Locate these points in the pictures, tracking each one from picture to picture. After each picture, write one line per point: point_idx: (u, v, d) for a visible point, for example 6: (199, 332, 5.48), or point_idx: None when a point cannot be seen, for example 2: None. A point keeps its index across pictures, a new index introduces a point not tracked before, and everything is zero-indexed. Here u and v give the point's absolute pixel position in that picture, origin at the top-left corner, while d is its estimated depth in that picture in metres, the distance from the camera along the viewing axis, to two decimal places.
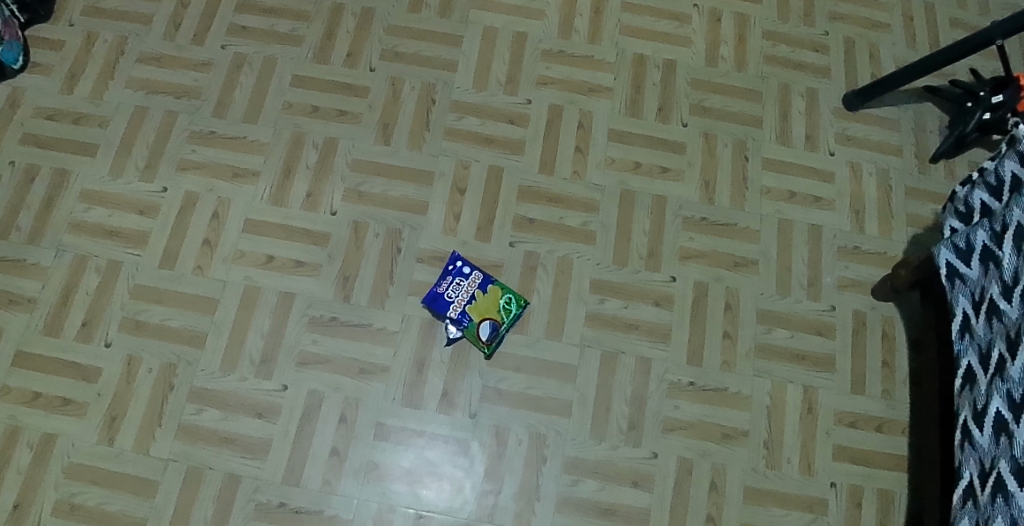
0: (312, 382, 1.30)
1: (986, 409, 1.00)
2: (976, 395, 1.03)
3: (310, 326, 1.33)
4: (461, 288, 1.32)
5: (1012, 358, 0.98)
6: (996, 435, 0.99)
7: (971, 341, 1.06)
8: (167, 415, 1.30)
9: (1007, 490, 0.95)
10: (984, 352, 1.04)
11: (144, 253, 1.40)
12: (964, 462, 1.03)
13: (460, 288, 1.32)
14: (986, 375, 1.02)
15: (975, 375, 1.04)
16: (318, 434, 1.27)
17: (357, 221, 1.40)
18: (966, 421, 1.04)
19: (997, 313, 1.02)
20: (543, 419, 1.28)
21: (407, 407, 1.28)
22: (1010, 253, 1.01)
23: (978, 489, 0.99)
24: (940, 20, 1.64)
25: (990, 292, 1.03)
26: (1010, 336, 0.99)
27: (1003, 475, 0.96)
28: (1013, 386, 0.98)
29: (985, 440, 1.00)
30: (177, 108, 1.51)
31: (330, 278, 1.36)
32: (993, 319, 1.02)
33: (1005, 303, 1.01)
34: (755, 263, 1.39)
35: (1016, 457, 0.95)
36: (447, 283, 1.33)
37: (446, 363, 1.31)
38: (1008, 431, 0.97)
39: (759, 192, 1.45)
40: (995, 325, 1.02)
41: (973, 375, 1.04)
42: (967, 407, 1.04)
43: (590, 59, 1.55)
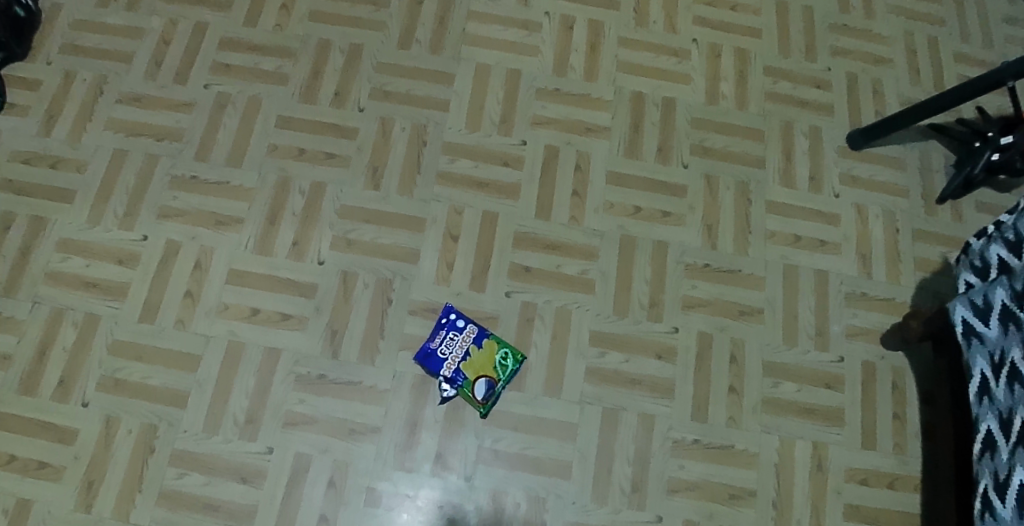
0: (299, 444, 1.24)
1: (1009, 480, 0.95)
2: (997, 464, 0.98)
3: (296, 384, 1.27)
4: (455, 343, 1.27)
5: None
6: (1019, 509, 0.93)
7: (990, 405, 1.01)
8: (148, 480, 1.23)
9: None
10: (1004, 417, 0.99)
11: (124, 305, 1.34)
12: None
13: (453, 343, 1.27)
14: (1007, 443, 0.97)
15: (995, 441, 0.99)
16: (306, 499, 1.21)
17: (345, 271, 1.35)
18: (986, 491, 0.99)
19: (1020, 379, 0.96)
20: (541, 481, 1.22)
21: (399, 470, 1.22)
22: None
23: None
24: (944, 53, 1.60)
25: (1012, 355, 0.98)
26: None
27: None
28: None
29: (1008, 514, 0.95)
30: (158, 151, 1.45)
31: (317, 332, 1.30)
32: (1015, 385, 0.97)
33: None
34: (760, 311, 1.34)
35: None
36: (440, 339, 1.27)
37: (440, 422, 1.25)
38: None
39: (762, 237, 1.40)
40: (1017, 391, 0.97)
41: (993, 442, 0.99)
42: (988, 476, 0.99)
43: (586, 97, 1.50)
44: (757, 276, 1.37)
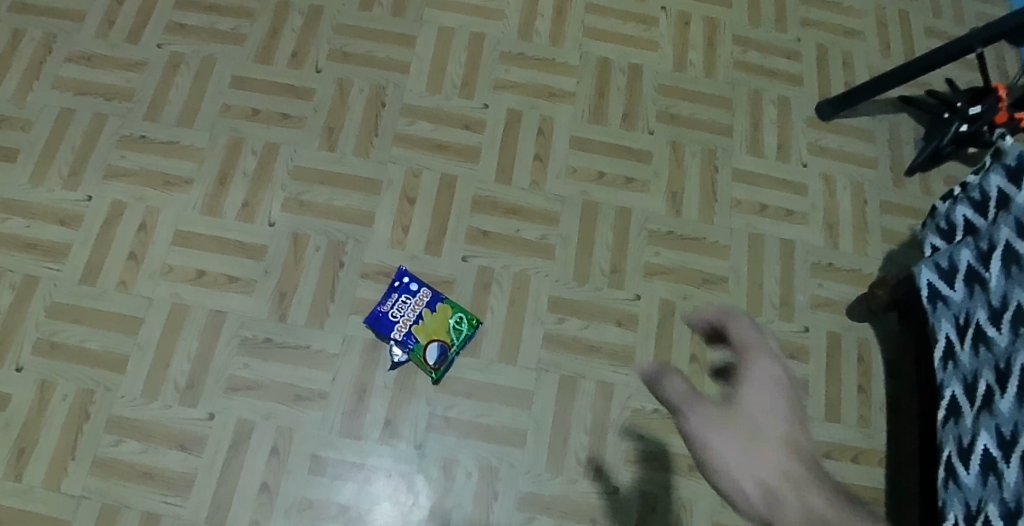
0: (242, 410, 1.19)
1: (973, 446, 0.92)
2: (961, 430, 0.94)
3: (242, 348, 1.22)
4: (407, 306, 1.22)
5: (1002, 391, 0.90)
6: (983, 474, 0.90)
7: (954, 370, 0.97)
8: (81, 447, 1.18)
9: None
10: (968, 382, 0.95)
11: (64, 268, 1.28)
12: (947, 503, 0.93)
13: (406, 306, 1.22)
14: (971, 408, 0.94)
15: (959, 408, 0.96)
16: (247, 467, 1.16)
17: (297, 233, 1.29)
18: (949, 458, 0.95)
19: (984, 340, 0.93)
20: (493, 448, 1.18)
21: (346, 438, 1.18)
22: (998, 275, 0.93)
23: None
24: (914, 27, 1.58)
25: (976, 317, 0.95)
26: (999, 367, 0.91)
27: (991, 519, 0.86)
28: (1002, 421, 0.89)
29: (971, 480, 0.91)
30: (107, 111, 1.40)
31: (265, 295, 1.25)
32: (979, 347, 0.94)
33: (992, 329, 0.93)
34: (725, 279, 1.31)
35: (1006, 501, 0.86)
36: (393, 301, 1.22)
37: (390, 389, 1.20)
38: (997, 471, 0.88)
39: (727, 204, 1.37)
40: (982, 354, 0.94)
41: (957, 408, 0.96)
42: (951, 443, 0.95)
43: (552, 62, 1.46)
44: (722, 245, 1.33)
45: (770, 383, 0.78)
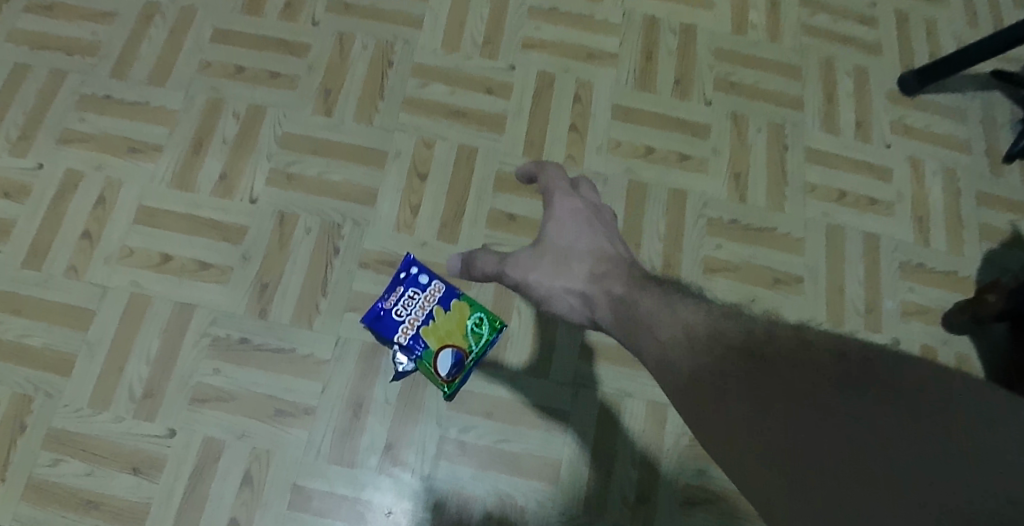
0: (209, 426, 0.94)
1: None
2: None
3: (212, 350, 0.98)
4: (415, 302, 0.96)
5: None
6: None
7: None
8: (13, 467, 0.94)
9: None
10: None
11: (5, 248, 1.06)
12: None
13: (414, 302, 0.96)
14: None
15: None
16: (213, 499, 0.92)
17: (283, 211, 1.07)
18: None
19: None
20: (518, 483, 0.95)
21: (337, 466, 0.94)
22: None
23: None
24: None
25: None
26: None
27: None
28: None
29: None
30: (66, 66, 1.17)
31: (242, 285, 1.02)
32: None
33: None
34: (799, 279, 1.08)
35: None
36: (397, 296, 0.96)
37: (393, 405, 0.96)
38: None
39: (801, 190, 1.14)
40: None
41: None
42: None
43: (590, 19, 1.23)
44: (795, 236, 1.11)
45: (573, 221, 0.86)
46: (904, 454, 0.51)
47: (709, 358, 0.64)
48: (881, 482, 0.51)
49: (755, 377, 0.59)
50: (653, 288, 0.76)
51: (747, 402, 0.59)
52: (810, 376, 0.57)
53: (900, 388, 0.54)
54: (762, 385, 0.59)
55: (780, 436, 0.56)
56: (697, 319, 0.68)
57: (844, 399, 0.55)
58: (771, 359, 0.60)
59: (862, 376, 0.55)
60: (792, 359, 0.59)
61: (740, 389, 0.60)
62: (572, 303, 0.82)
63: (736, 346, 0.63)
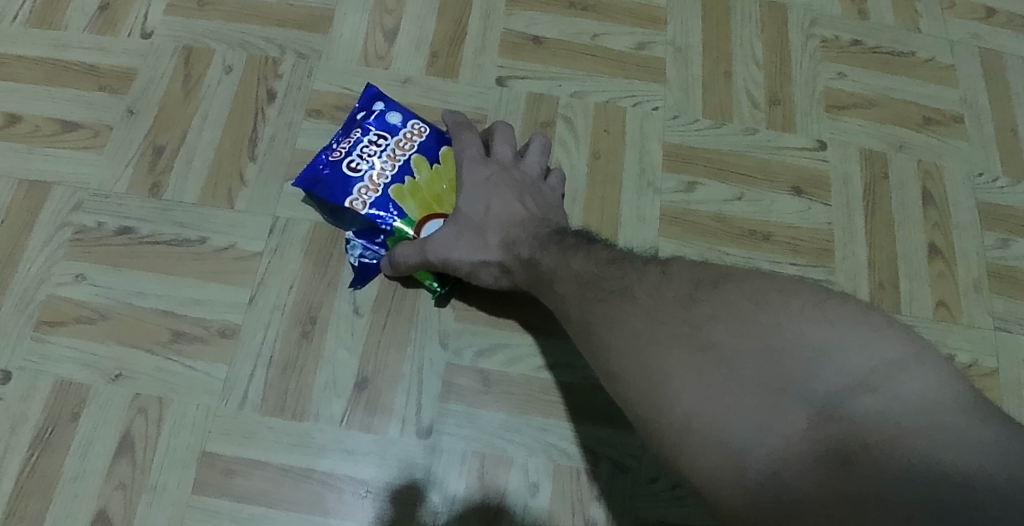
0: (66, 365, 0.58)
1: None
2: None
3: (73, 248, 0.61)
4: (384, 150, 0.60)
5: None
6: None
7: None
8: None
9: None
10: None
11: None
12: None
13: (380, 151, 0.60)
14: None
15: None
16: (71, 483, 0.55)
17: (190, 46, 0.70)
18: None
19: None
20: (577, 434, 0.58)
21: (278, 418, 0.57)
22: None
23: None
24: None
25: None
26: None
27: None
28: None
29: None
30: None
31: (127, 151, 0.65)
32: None
33: None
34: (958, 119, 0.71)
35: None
36: (354, 144, 0.60)
37: (366, 319, 0.60)
38: None
39: (933, 5, 0.76)
40: None
41: None
42: None
43: None
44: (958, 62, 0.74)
45: (482, 187, 0.58)
46: (757, 360, 0.38)
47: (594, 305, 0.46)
48: (743, 397, 0.37)
49: (611, 317, 0.44)
50: (576, 262, 0.50)
51: (608, 350, 0.43)
52: (671, 301, 0.42)
53: (767, 297, 0.40)
54: (628, 323, 0.43)
55: (654, 387, 0.40)
56: (576, 264, 0.49)
57: (708, 321, 0.40)
58: (632, 289, 0.45)
59: (726, 290, 0.41)
60: (651, 287, 0.44)
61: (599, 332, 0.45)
62: (494, 274, 0.56)
63: (601, 275, 0.47)
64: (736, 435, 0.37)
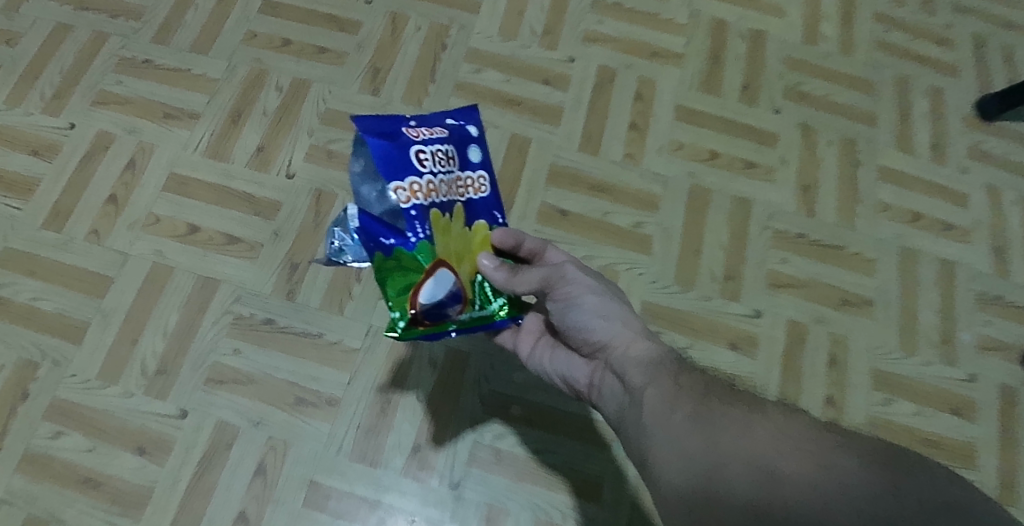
0: (224, 411, 0.89)
1: None
2: None
3: (233, 329, 0.92)
4: (448, 170, 0.74)
5: None
6: None
7: None
8: (10, 439, 0.89)
9: None
10: None
11: (29, 208, 1.03)
12: None
13: (444, 167, 0.73)
14: None
15: None
16: (222, 491, 0.86)
17: (321, 189, 1.02)
18: None
19: None
20: (558, 502, 0.87)
21: (358, 465, 0.87)
22: None
23: None
24: None
25: None
26: None
27: None
28: None
29: None
30: (109, 30, 1.19)
31: (272, 263, 0.96)
32: None
33: None
34: (870, 303, 0.99)
35: None
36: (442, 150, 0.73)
37: (423, 403, 0.90)
38: None
39: (870, 208, 1.07)
40: None
41: None
42: None
43: (656, 18, 1.20)
44: (879, 259, 1.03)
45: None
46: (874, 487, 0.55)
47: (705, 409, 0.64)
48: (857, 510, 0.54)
49: (738, 420, 0.62)
50: (682, 377, 0.68)
51: (733, 442, 0.61)
52: (801, 429, 0.60)
53: (889, 449, 0.58)
54: (748, 423, 0.62)
55: (754, 476, 0.59)
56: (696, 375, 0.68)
57: (834, 450, 0.58)
58: (762, 411, 0.63)
59: (848, 434, 0.60)
60: (779, 416, 0.62)
61: (704, 426, 0.63)
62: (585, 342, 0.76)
63: (725, 394, 0.65)
64: None
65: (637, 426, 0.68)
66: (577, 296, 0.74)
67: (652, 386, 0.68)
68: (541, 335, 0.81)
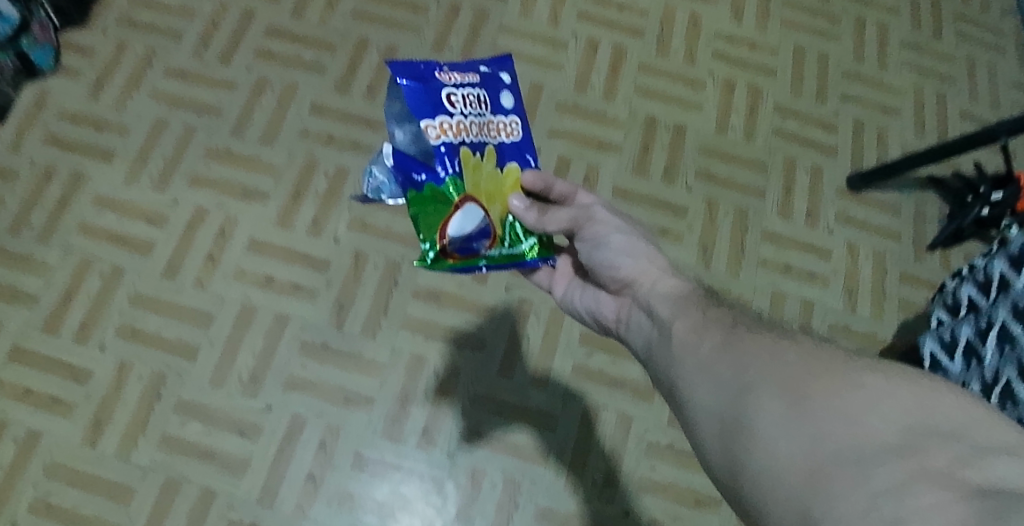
0: (296, 406, 1.35)
1: (996, 380, 1.06)
2: None
3: (301, 350, 1.38)
4: (478, 113, 0.97)
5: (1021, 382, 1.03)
6: (1002, 402, 1.04)
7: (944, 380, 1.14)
8: (152, 426, 1.33)
9: (1014, 397, 1.03)
10: (987, 380, 1.07)
11: (148, 263, 1.43)
12: None
13: (474, 110, 0.96)
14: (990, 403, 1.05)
15: None
16: (297, 458, 1.32)
17: (359, 251, 1.45)
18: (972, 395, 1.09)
19: (977, 356, 1.10)
20: (518, 464, 1.33)
21: (387, 440, 1.34)
22: (998, 313, 1.10)
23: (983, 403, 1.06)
24: (920, 126, 1.78)
25: (965, 335, 1.13)
26: (986, 380, 1.08)
27: None
28: (1008, 375, 1.05)
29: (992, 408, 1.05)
30: (197, 124, 1.54)
31: (326, 304, 1.41)
32: (971, 360, 1.11)
33: (948, 359, 1.15)
34: None
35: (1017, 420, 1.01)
36: (471, 96, 0.97)
37: (430, 399, 1.36)
38: (1013, 395, 1.03)
39: (754, 261, 1.53)
40: (973, 366, 1.10)
41: None
42: None
43: (603, 116, 1.63)
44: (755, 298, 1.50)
45: None
46: (903, 407, 0.62)
47: (708, 327, 0.80)
48: (885, 421, 0.62)
49: (767, 348, 0.73)
50: (698, 302, 0.85)
51: (761, 363, 0.71)
52: (831, 358, 0.69)
53: (920, 381, 0.65)
54: (774, 348, 0.73)
55: (786, 395, 0.67)
56: (715, 310, 0.83)
57: (867, 374, 0.66)
58: (791, 343, 0.73)
59: (887, 368, 0.66)
60: (809, 347, 0.71)
61: (733, 355, 0.75)
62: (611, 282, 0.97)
63: (749, 327, 0.78)
64: (870, 445, 0.61)
65: (670, 356, 0.82)
66: (603, 233, 0.94)
67: (678, 320, 0.84)
68: (570, 277, 1.04)
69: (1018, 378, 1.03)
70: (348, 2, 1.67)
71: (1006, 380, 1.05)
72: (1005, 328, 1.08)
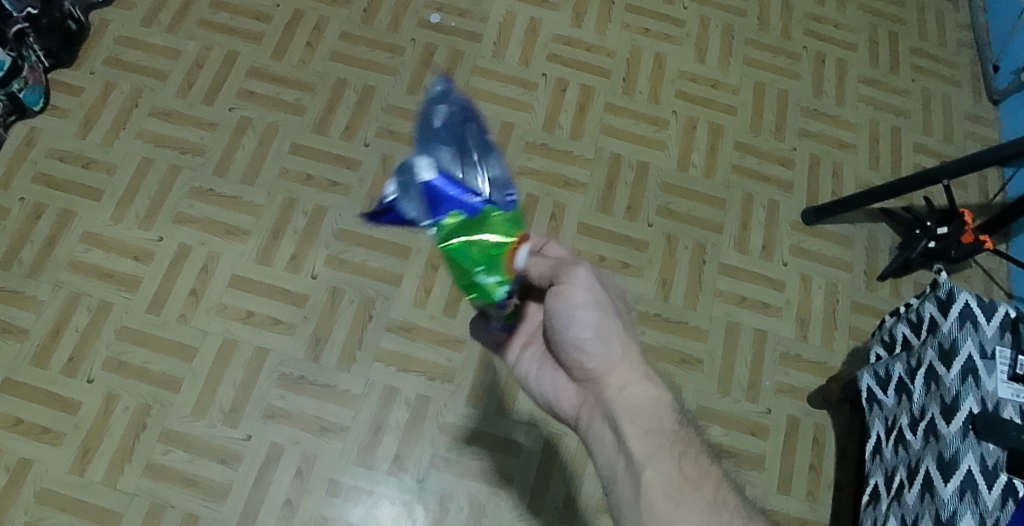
0: (274, 435, 1.42)
1: (922, 416, 1.16)
2: (909, 454, 1.17)
3: (280, 382, 1.45)
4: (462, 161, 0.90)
5: (945, 421, 1.12)
6: (926, 436, 1.14)
7: (879, 412, 1.27)
8: (137, 454, 1.40)
9: (937, 432, 1.13)
10: (915, 415, 1.18)
11: (134, 297, 1.50)
12: (919, 456, 1.14)
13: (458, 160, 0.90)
14: (915, 435, 1.17)
15: (904, 434, 1.19)
16: (275, 484, 1.39)
17: (335, 287, 1.53)
18: (902, 427, 1.20)
19: (905, 392, 1.21)
20: (484, 489, 1.41)
21: (361, 467, 1.41)
22: (927, 355, 1.17)
23: (909, 435, 1.18)
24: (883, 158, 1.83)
25: (897, 372, 1.23)
26: (913, 415, 1.18)
27: (929, 472, 1.11)
28: (933, 414, 1.14)
29: (917, 442, 1.16)
30: (181, 163, 1.61)
31: (303, 338, 1.49)
32: (901, 396, 1.22)
33: (882, 393, 1.26)
34: (700, 361, 1.57)
35: (939, 455, 1.11)
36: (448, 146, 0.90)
37: (402, 428, 1.44)
38: (936, 432, 1.12)
39: (711, 293, 1.62)
40: (902, 402, 1.22)
41: (902, 435, 1.20)
42: (879, 423, 1.26)
43: (570, 154, 1.71)
44: (711, 330, 1.59)
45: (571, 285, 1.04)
46: None
47: (681, 497, 0.86)
48: None
49: None
50: (669, 445, 0.90)
51: None
52: None
53: None
54: None
55: None
56: (691, 466, 0.89)
57: None
58: None
59: None
60: None
61: None
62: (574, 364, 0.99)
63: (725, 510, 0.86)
64: None
65: (637, 507, 0.88)
66: (571, 311, 0.94)
67: (649, 466, 0.89)
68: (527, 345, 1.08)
69: (940, 415, 1.13)
70: (328, 46, 1.75)
71: (931, 417, 1.15)
72: (932, 368, 1.16)
